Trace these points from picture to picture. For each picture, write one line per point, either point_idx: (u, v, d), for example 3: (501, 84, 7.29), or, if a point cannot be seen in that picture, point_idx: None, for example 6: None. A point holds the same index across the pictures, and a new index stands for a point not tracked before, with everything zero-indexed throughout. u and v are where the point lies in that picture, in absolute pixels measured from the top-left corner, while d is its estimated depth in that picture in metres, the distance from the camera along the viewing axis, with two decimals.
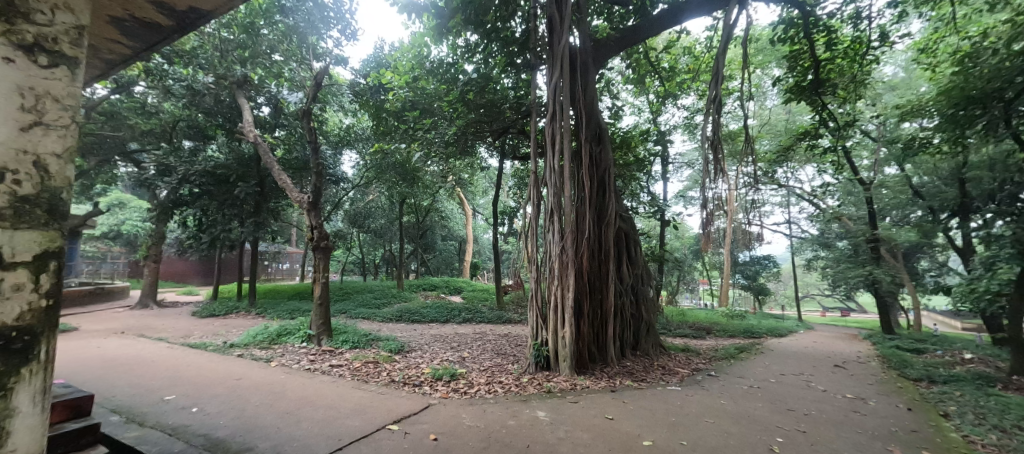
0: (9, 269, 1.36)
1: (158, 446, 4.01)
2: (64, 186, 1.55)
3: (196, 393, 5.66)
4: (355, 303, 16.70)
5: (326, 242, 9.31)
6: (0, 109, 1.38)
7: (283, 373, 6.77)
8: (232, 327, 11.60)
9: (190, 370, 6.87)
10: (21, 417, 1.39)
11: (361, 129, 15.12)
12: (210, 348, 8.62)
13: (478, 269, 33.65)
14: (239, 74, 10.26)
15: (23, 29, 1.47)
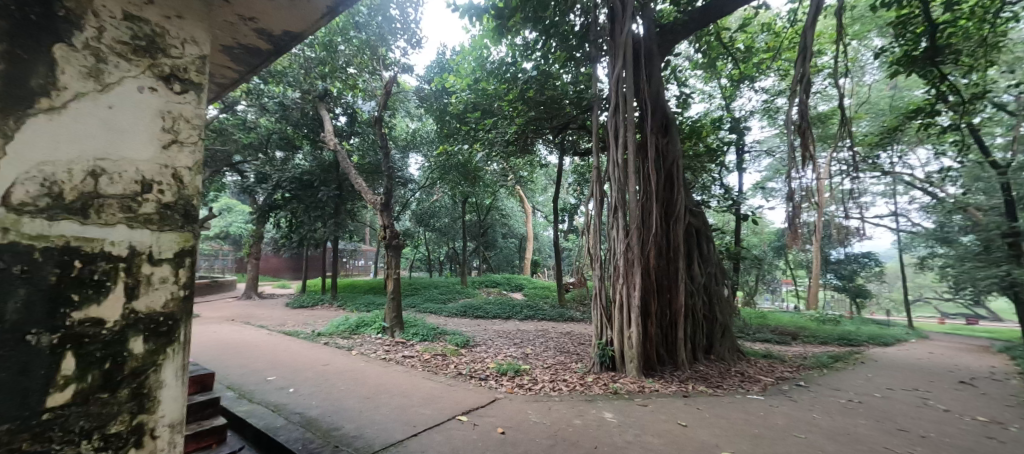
0: (155, 264, 1.59)
1: (264, 420, 4.56)
2: (197, 194, 1.75)
3: (291, 376, 6.35)
4: (422, 298, 17.55)
5: (397, 240, 9.91)
6: (146, 130, 1.61)
7: (363, 362, 7.34)
8: (319, 317, 12.84)
9: (285, 355, 7.72)
10: (169, 389, 1.63)
11: (427, 133, 15.87)
12: (301, 336, 9.63)
13: (539, 267, 33.68)
14: (321, 89, 11.29)
15: (163, 63, 1.70)
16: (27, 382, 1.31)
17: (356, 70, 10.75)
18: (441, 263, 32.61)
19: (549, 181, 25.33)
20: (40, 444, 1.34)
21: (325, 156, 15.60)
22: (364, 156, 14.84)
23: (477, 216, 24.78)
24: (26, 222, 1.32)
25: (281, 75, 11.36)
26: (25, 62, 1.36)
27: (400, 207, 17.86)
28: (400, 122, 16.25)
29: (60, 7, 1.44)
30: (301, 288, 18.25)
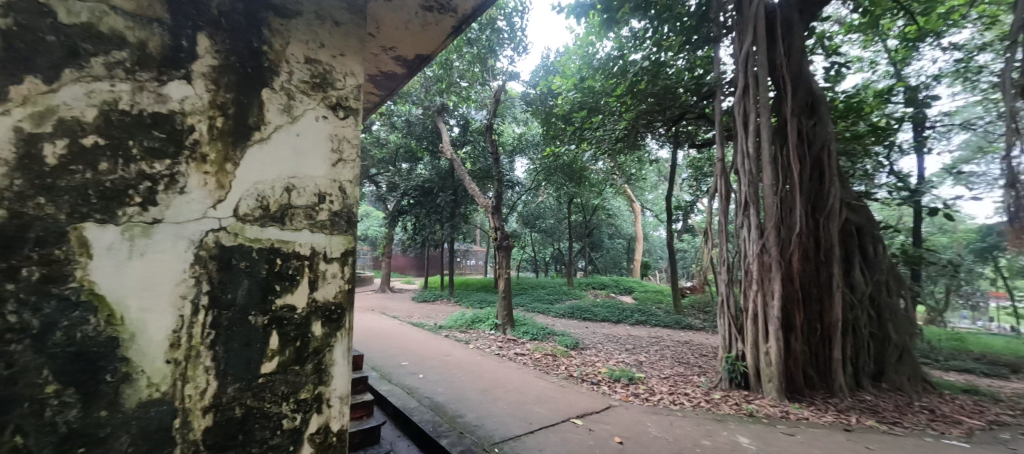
0: (328, 262, 1.91)
1: (401, 400, 5.18)
2: (356, 203, 2.03)
3: (420, 363, 7.08)
4: (530, 298, 17.94)
5: (507, 242, 10.29)
6: (321, 152, 1.93)
7: (479, 356, 7.81)
8: (439, 311, 14.08)
9: (413, 344, 8.64)
10: (339, 366, 1.92)
11: (532, 136, 16.01)
12: (426, 328, 10.69)
13: (651, 269, 31.64)
14: (439, 103, 12.37)
15: (331, 94, 2.00)
16: (249, 352, 1.67)
17: (468, 82, 11.47)
18: (549, 263, 32.97)
19: (661, 177, 23.62)
20: (257, 401, 1.68)
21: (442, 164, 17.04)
22: (475, 161, 15.69)
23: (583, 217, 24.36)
24: (248, 227, 1.71)
25: (407, 96, 12.74)
26: (244, 104, 1.76)
27: (508, 210, 18.52)
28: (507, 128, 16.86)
29: (264, 59, 1.82)
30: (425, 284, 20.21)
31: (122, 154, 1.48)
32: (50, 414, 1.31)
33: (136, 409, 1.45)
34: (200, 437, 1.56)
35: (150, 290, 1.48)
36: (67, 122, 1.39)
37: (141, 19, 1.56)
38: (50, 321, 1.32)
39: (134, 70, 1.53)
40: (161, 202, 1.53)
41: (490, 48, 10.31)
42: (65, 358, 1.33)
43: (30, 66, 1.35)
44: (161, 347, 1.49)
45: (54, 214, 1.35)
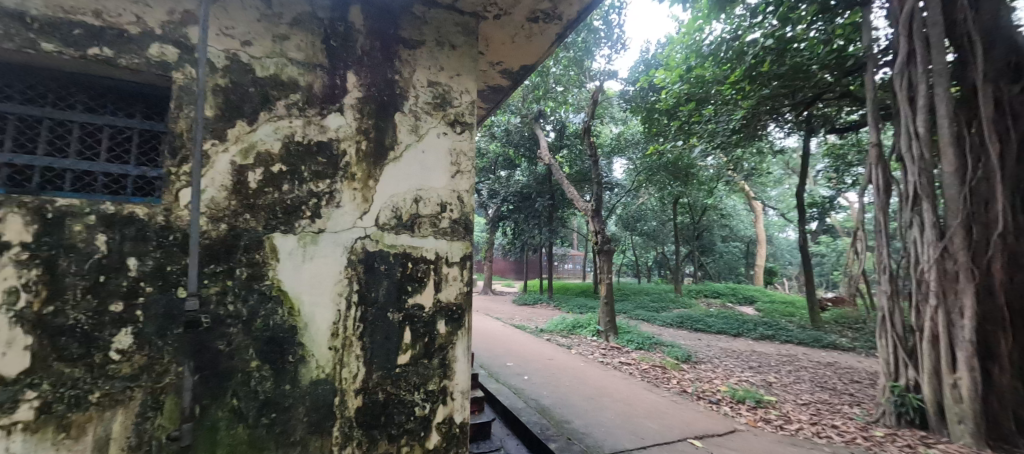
0: (450, 266, 2.08)
1: (509, 399, 5.35)
2: (473, 211, 2.18)
3: (525, 365, 7.23)
4: (633, 304, 16.99)
5: (608, 246, 9.85)
6: (442, 165, 2.12)
7: (583, 362, 7.68)
8: (540, 315, 14.17)
9: (518, 346, 8.86)
10: (461, 363, 2.06)
11: (632, 135, 14.48)
12: (527, 330, 10.88)
13: (777, 276, 27.61)
14: (536, 110, 12.32)
15: (450, 112, 2.18)
16: (388, 344, 1.90)
17: (563, 88, 11.29)
18: (653, 268, 30.96)
19: (787, 170, 20.45)
20: (395, 388, 1.90)
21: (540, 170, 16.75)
22: (572, 164, 15.32)
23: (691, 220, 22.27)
24: (386, 235, 1.96)
25: (507, 106, 13.07)
26: (382, 128, 2.02)
27: (606, 212, 17.84)
28: (605, 128, 16.09)
29: (396, 86, 2.07)
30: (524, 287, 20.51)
31: (296, 177, 1.82)
32: (253, 383, 1.68)
33: (307, 386, 1.76)
34: (353, 415, 1.81)
35: (316, 288, 1.80)
36: (261, 154, 1.77)
37: (309, 65, 1.91)
38: (253, 310, 1.69)
39: (304, 108, 1.87)
40: (323, 215, 1.85)
41: (587, 49, 10.00)
42: (262, 340, 1.70)
43: (239, 113, 1.76)
44: (324, 335, 1.79)
45: (255, 227, 1.73)
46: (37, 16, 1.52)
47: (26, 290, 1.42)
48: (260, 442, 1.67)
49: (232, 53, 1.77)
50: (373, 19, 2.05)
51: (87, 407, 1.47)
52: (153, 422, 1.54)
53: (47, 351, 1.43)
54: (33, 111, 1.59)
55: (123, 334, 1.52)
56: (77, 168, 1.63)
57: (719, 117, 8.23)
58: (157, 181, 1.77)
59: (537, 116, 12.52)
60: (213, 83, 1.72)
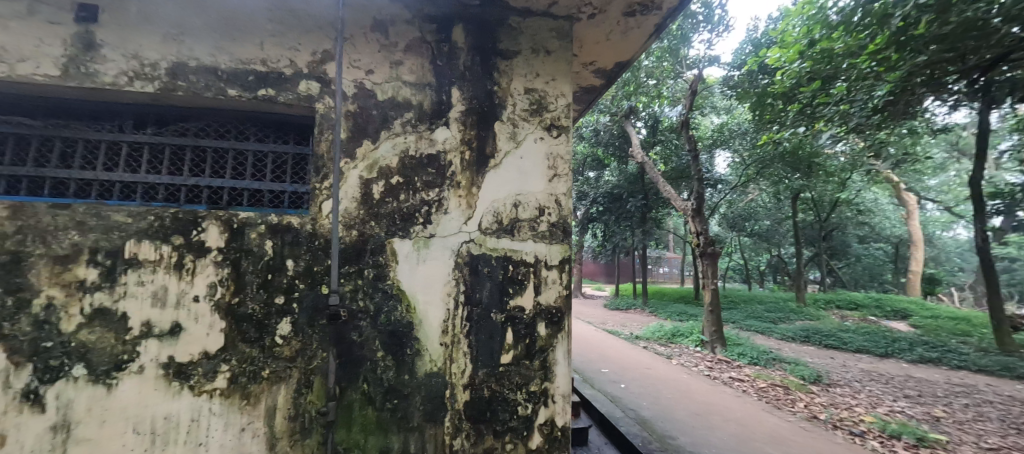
0: (548, 269, 2.11)
1: (606, 407, 5.16)
2: (570, 214, 2.17)
3: (622, 372, 6.94)
4: (744, 313, 15.11)
5: (713, 248, 8.79)
6: (539, 170, 2.15)
7: (686, 374, 7.08)
8: (634, 320, 13.40)
9: (613, 352, 8.52)
10: (561, 365, 2.06)
11: (739, 124, 12.74)
12: (622, 336, 10.39)
13: (939, 285, 22.35)
14: (627, 107, 11.11)
15: (546, 116, 2.20)
16: (492, 343, 1.99)
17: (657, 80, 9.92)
18: (767, 273, 27.29)
19: (953, 153, 16.37)
20: (499, 386, 1.97)
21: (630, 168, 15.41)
22: (666, 161, 13.75)
23: (815, 218, 19.08)
24: (488, 239, 2.06)
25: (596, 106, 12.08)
26: (483, 137, 2.12)
27: (706, 211, 16.17)
28: (704, 119, 14.49)
29: (496, 97, 2.16)
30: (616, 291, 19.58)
31: (411, 187, 2.02)
32: (379, 371, 1.89)
33: (423, 377, 1.92)
34: (461, 408, 1.94)
35: (429, 288, 1.97)
36: (382, 168, 2.01)
37: (419, 85, 2.10)
38: (378, 306, 1.92)
39: (416, 124, 2.07)
40: (434, 221, 2.02)
41: (683, 37, 8.86)
42: (385, 333, 1.91)
43: (365, 133, 2.01)
44: (436, 331, 1.95)
45: (379, 233, 1.97)
46: (225, 69, 1.94)
47: (220, 285, 1.83)
48: (385, 424, 1.87)
49: (358, 82, 2.04)
50: (473, 35, 2.18)
51: (261, 380, 1.83)
52: (305, 397, 1.85)
53: (235, 333, 1.83)
54: (223, 144, 2.04)
55: (284, 322, 1.86)
56: (251, 187, 2.03)
57: (854, 96, 6.35)
58: (305, 195, 2.10)
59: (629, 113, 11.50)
60: (345, 110, 2.00)
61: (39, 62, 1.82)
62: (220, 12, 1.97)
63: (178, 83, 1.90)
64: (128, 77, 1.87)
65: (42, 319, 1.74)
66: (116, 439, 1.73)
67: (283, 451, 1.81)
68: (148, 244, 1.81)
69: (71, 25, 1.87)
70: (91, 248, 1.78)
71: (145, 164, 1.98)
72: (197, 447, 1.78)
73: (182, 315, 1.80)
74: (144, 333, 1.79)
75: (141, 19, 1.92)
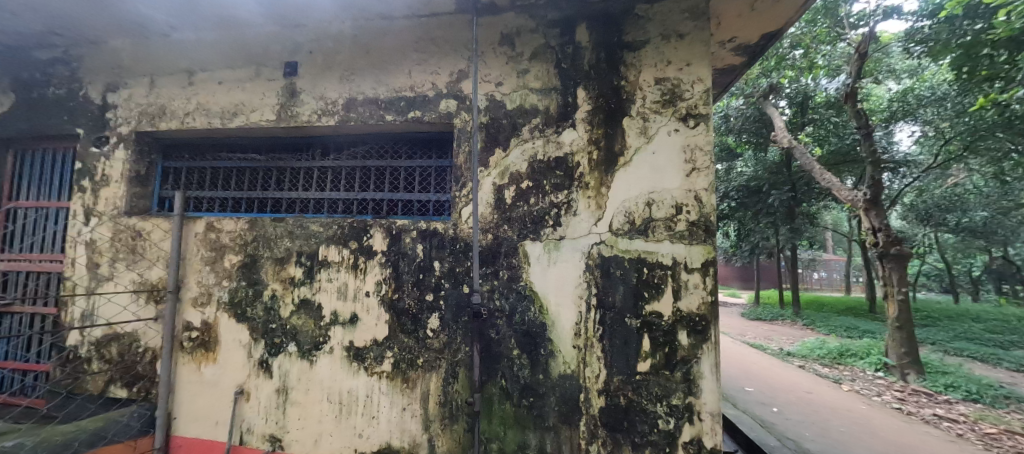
0: (689, 272, 1.90)
1: (751, 427, 4.36)
2: (714, 212, 1.91)
3: (773, 393, 5.71)
4: (951, 332, 11.49)
5: (899, 248, 6.78)
6: (674, 165, 1.96)
7: (865, 405, 5.60)
8: (782, 333, 11.31)
9: (759, 369, 7.24)
10: (708, 381, 1.83)
11: (931, 86, 9.52)
12: (768, 351, 8.86)
13: None
14: (766, 86, 8.22)
15: (680, 105, 2.00)
16: (627, 349, 1.90)
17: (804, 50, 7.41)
18: (986, 281, 20.29)
19: None
20: (637, 395, 1.86)
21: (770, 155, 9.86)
22: (824, 144, 9.40)
23: None
24: (620, 240, 1.97)
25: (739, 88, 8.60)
26: (611, 134, 2.04)
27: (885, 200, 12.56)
28: (877, 86, 11.39)
29: (623, 92, 2.06)
30: (756, 297, 16.77)
31: (540, 191, 2.07)
32: (516, 368, 1.98)
33: (557, 378, 1.94)
34: (597, 414, 1.89)
35: (560, 290, 1.98)
36: (513, 174, 2.10)
37: (545, 90, 2.14)
38: (513, 306, 2.01)
39: (543, 129, 2.11)
40: (563, 223, 2.03)
41: None
42: (520, 333, 1.99)
43: (497, 142, 2.14)
44: (569, 333, 1.95)
45: (512, 236, 2.06)
46: (384, 98, 2.28)
47: (384, 283, 2.15)
48: (523, 420, 1.94)
49: (490, 95, 2.18)
50: (598, 32, 2.13)
51: (416, 368, 2.08)
52: (452, 387, 2.03)
53: (396, 325, 2.12)
54: (382, 163, 2.40)
55: (433, 317, 2.09)
56: (404, 198, 2.34)
57: None
58: (446, 203, 2.32)
59: (772, 90, 8.15)
60: (480, 122, 2.15)
61: (263, 111, 2.41)
62: (381, 51, 2.32)
63: (351, 114, 2.30)
64: (317, 114, 2.34)
65: (269, 306, 2.28)
66: (317, 405, 2.17)
67: (435, 432, 2.03)
68: (333, 248, 2.23)
69: (281, 80, 2.43)
70: (297, 252, 2.27)
71: (329, 184, 2.45)
72: (370, 420, 2.10)
73: (358, 307, 2.17)
74: (333, 321, 2.19)
75: (326, 67, 2.39)
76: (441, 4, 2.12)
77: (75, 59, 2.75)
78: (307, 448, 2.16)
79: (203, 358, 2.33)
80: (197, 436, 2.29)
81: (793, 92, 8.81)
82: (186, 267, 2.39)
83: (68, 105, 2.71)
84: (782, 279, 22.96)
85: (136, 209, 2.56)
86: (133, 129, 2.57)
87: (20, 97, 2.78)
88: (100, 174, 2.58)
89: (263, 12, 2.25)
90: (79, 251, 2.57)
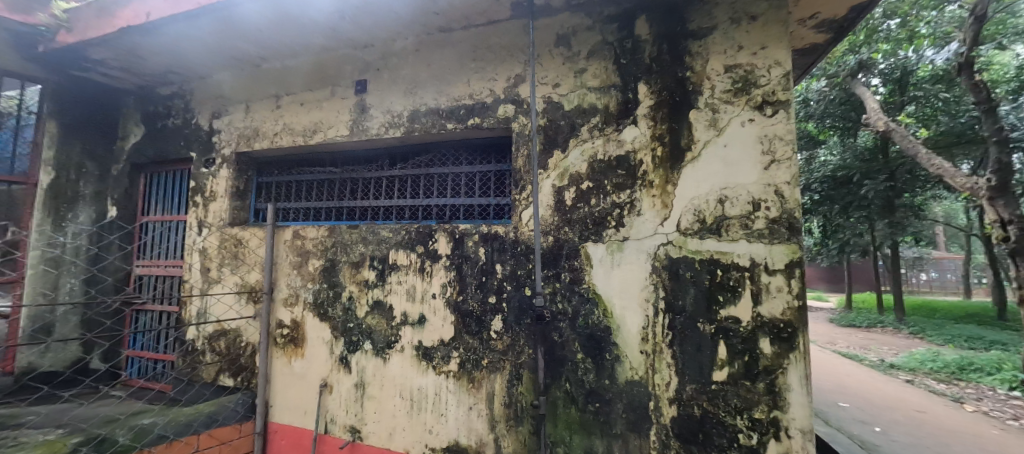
0: (771, 274, 1.72)
1: (845, 445, 3.85)
2: (800, 206, 1.71)
3: (874, 410, 4.98)
4: None
5: None
6: (748, 158, 1.80)
7: (996, 429, 4.64)
8: (881, 341, 9.92)
9: (856, 383, 6.39)
10: (797, 394, 1.64)
11: None
12: (865, 362, 7.83)
13: None
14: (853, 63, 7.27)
15: (754, 93, 1.83)
16: (701, 357, 1.77)
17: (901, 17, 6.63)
18: None
19: None
20: (712, 407, 1.73)
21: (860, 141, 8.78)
22: (930, 125, 7.85)
23: None
24: (689, 240, 1.85)
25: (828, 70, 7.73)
26: (676, 129, 1.93)
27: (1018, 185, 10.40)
28: (1002, 52, 9.55)
29: (688, 83, 1.94)
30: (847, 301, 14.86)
31: (601, 191, 2.02)
32: (580, 372, 1.95)
33: (624, 384, 1.88)
34: (668, 424, 1.79)
35: (626, 293, 1.92)
36: (573, 175, 2.08)
37: (604, 88, 2.09)
38: (576, 309, 1.99)
39: (603, 128, 2.06)
40: (626, 223, 1.96)
41: None
42: (584, 336, 1.96)
43: (555, 144, 2.13)
44: (636, 337, 1.88)
45: (573, 238, 2.04)
46: (445, 107, 2.37)
47: (449, 285, 2.23)
48: (589, 425, 1.91)
49: (547, 97, 2.18)
50: (659, 23, 2.03)
51: (481, 368, 2.12)
52: (516, 388, 2.05)
53: (461, 326, 2.19)
54: (444, 170, 2.49)
55: (497, 319, 2.12)
56: (465, 202, 2.41)
57: None
58: (506, 206, 2.35)
59: (861, 67, 7.09)
60: (538, 125, 2.16)
61: (338, 127, 2.62)
62: (442, 63, 2.42)
63: (415, 125, 2.42)
64: (385, 127, 2.49)
65: (347, 307, 2.47)
66: (390, 400, 2.30)
67: (501, 433, 2.05)
68: (402, 252, 2.36)
69: (353, 98, 2.62)
70: (370, 257, 2.43)
71: (396, 192, 2.60)
72: (439, 417, 2.19)
73: (426, 309, 2.27)
74: (403, 321, 2.32)
75: (392, 82, 2.54)
76: (497, 12, 2.16)
77: (188, 93, 3.20)
78: (383, 440, 2.30)
79: (293, 353, 2.58)
80: (290, 423, 2.54)
81: (886, 69, 7.70)
82: (277, 271, 2.66)
83: (184, 132, 3.16)
84: (881, 280, 20.15)
85: (236, 220, 2.91)
86: (233, 150, 2.93)
87: (149, 128, 3.29)
88: (209, 190, 2.97)
89: (337, 37, 2.45)
90: (194, 258, 2.97)
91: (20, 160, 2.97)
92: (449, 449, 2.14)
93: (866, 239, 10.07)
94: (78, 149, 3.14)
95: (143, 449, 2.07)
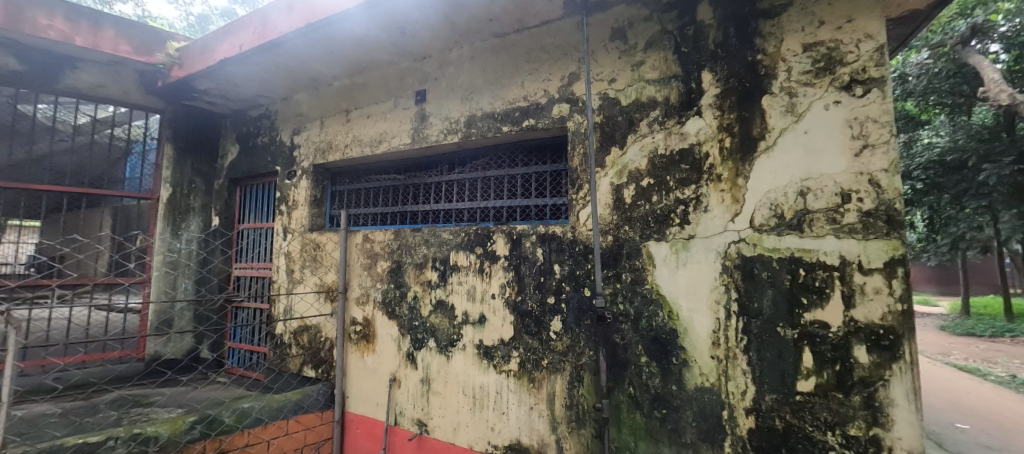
0: (865, 274, 1.53)
1: None
2: (901, 196, 1.49)
3: (1004, 434, 4.23)
4: None
5: None
6: (834, 145, 1.62)
7: None
8: (1013, 354, 8.34)
9: (979, 402, 5.45)
10: (904, 411, 1.43)
11: None
12: (991, 377, 6.67)
13: None
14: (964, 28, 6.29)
15: (841, 72, 1.63)
16: (782, 365, 1.62)
17: None
18: None
19: None
20: (797, 419, 1.57)
21: (976, 120, 7.51)
22: None
23: None
24: (765, 238, 1.71)
25: (932, 38, 6.84)
26: (748, 118, 1.78)
27: None
28: None
29: (760, 67, 1.79)
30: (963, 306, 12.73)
31: (663, 187, 1.94)
32: (644, 376, 1.89)
33: (693, 391, 1.78)
34: (746, 436, 1.66)
35: (693, 294, 1.83)
36: (632, 172, 2.02)
37: (664, 79, 2.00)
38: (639, 311, 1.93)
39: (664, 121, 1.97)
40: (692, 220, 1.86)
41: None
42: (648, 339, 1.90)
43: (613, 141, 2.09)
44: (705, 341, 1.78)
45: (633, 237, 1.98)
46: (500, 111, 2.41)
47: (508, 285, 2.26)
48: (656, 432, 1.84)
49: (603, 93, 2.13)
50: (725, 6, 1.89)
51: (542, 368, 2.12)
52: (578, 390, 2.02)
53: (520, 326, 2.21)
54: (501, 172, 2.53)
55: (556, 320, 2.11)
56: (520, 203, 2.43)
57: None
58: (562, 206, 2.33)
59: (976, 32, 6.20)
60: (594, 122, 2.13)
61: (400, 136, 2.77)
62: (497, 68, 2.46)
63: (472, 129, 2.49)
64: (445, 133, 2.59)
65: (413, 306, 2.60)
66: (454, 396, 2.38)
67: (563, 434, 2.04)
68: (461, 254, 2.43)
69: (413, 107, 2.76)
70: (432, 258, 2.54)
71: (455, 196, 2.70)
72: (500, 415, 2.22)
73: (486, 309, 2.32)
74: (464, 320, 2.39)
75: (449, 90, 2.63)
76: (550, 11, 2.16)
77: (273, 113, 3.56)
78: (448, 435, 2.38)
79: (366, 348, 2.77)
80: (365, 413, 2.73)
81: (1009, 32, 6.43)
82: (350, 272, 2.88)
83: (270, 149, 3.52)
84: (1010, 281, 17.02)
85: (315, 226, 3.18)
86: (311, 163, 3.21)
87: (242, 146, 3.71)
88: (291, 200, 3.29)
89: (397, 51, 2.59)
90: (281, 260, 3.30)
91: (146, 179, 3.47)
92: (512, 448, 2.17)
93: (987, 233, 8.58)
94: (189, 167, 3.64)
95: (244, 430, 2.38)
